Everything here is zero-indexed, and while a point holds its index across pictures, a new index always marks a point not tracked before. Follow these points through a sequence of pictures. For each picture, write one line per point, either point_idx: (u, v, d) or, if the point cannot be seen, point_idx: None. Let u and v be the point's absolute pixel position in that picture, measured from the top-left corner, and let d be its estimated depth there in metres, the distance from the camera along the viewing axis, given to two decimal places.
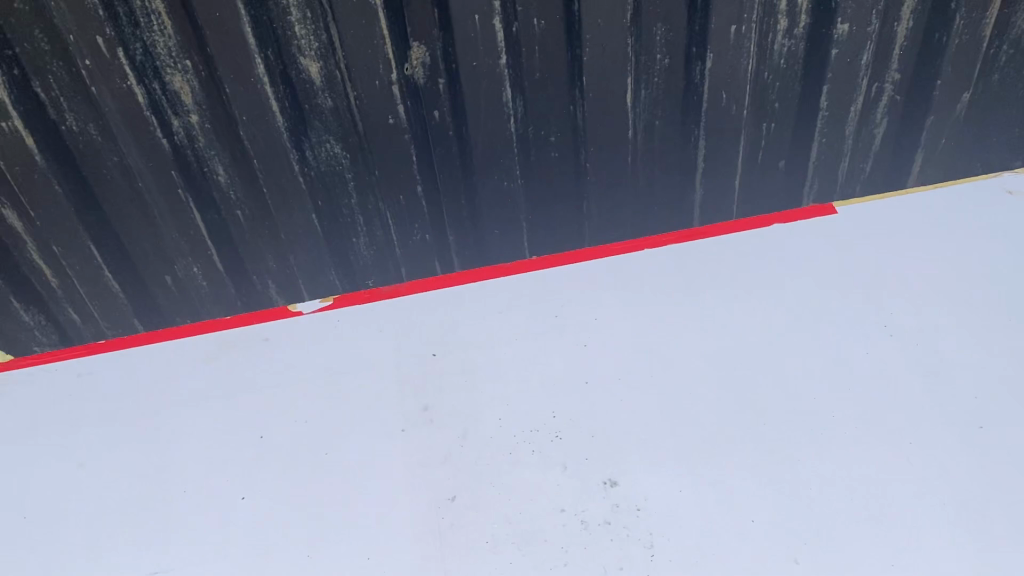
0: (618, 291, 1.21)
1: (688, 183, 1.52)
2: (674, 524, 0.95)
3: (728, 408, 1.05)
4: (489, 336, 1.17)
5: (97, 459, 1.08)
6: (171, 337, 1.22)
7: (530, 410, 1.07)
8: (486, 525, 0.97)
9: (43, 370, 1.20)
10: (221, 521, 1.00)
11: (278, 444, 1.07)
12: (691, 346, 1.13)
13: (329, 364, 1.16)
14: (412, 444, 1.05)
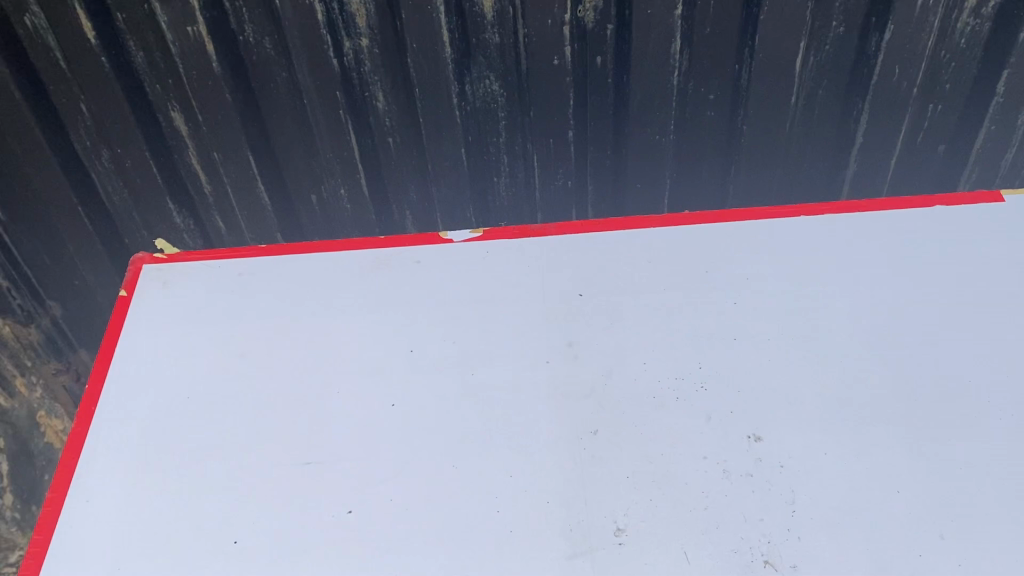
0: (770, 253, 1.20)
1: (844, 157, 1.54)
2: (817, 485, 0.95)
3: (877, 381, 1.04)
4: (636, 283, 1.18)
5: (256, 352, 1.13)
6: (326, 249, 1.27)
7: (676, 357, 1.08)
8: (627, 460, 0.98)
9: (206, 266, 1.26)
10: (372, 423, 1.04)
11: (428, 359, 1.11)
12: (843, 316, 1.12)
13: (477, 292, 1.18)
14: (557, 376, 1.07)
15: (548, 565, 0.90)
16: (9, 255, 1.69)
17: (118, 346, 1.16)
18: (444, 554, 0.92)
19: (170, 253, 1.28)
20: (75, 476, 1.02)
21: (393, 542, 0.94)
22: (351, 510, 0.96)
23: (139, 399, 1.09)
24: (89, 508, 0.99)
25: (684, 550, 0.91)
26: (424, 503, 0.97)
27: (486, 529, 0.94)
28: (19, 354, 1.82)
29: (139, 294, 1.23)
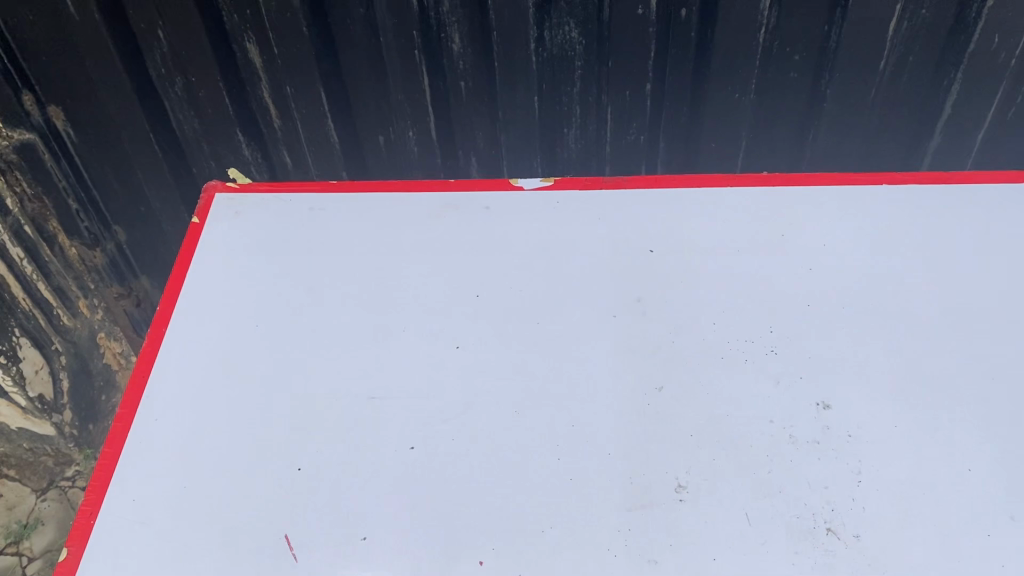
0: (849, 220, 1.17)
1: (927, 130, 1.51)
2: (885, 457, 0.93)
3: (954, 356, 1.02)
4: (709, 243, 1.15)
5: (324, 285, 1.14)
6: (396, 188, 1.26)
7: (747, 319, 1.06)
8: (692, 418, 0.97)
9: (277, 198, 1.27)
10: (436, 365, 1.04)
11: (494, 304, 1.10)
12: (922, 289, 1.09)
13: (546, 240, 1.17)
14: (624, 330, 1.06)
15: (607, 516, 0.90)
16: (78, 175, 1.71)
17: (189, 271, 1.17)
18: (503, 496, 0.93)
19: (242, 183, 1.29)
20: (145, 394, 1.04)
21: (453, 480, 0.94)
22: (413, 447, 0.97)
23: (206, 325, 1.11)
24: (157, 426, 1.01)
25: (745, 511, 0.90)
26: (485, 445, 0.97)
27: (546, 475, 0.94)
28: (83, 276, 1.85)
29: (211, 222, 1.24)
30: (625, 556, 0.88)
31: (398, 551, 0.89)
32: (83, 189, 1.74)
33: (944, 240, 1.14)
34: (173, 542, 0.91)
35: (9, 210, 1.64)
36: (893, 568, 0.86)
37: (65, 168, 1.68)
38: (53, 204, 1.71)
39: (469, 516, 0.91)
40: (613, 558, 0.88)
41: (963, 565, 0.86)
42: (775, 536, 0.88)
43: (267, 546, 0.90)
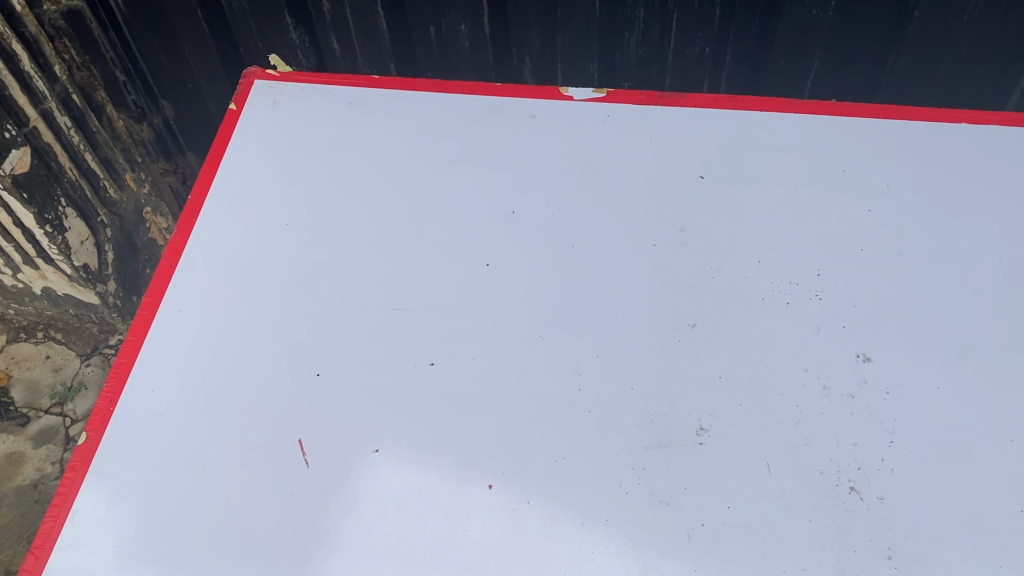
0: (920, 160, 1.09)
1: (1019, 66, 1.39)
2: (923, 419, 0.89)
3: (1013, 319, 0.95)
4: (765, 174, 1.08)
5: (359, 188, 1.11)
6: (440, 88, 1.20)
7: (795, 260, 1.01)
8: (722, 360, 0.94)
9: (318, 90, 1.22)
10: (464, 281, 1.02)
11: (528, 223, 1.06)
12: (988, 243, 1.01)
13: (591, 157, 1.12)
14: (663, 261, 1.02)
15: (623, 452, 0.89)
16: (127, 47, 1.68)
17: (222, 161, 1.15)
18: (520, 422, 0.91)
19: (282, 71, 1.24)
20: (171, 284, 1.04)
21: (471, 401, 0.93)
22: (434, 362, 0.96)
23: (236, 220, 1.09)
24: (181, 317, 1.01)
25: (766, 461, 0.87)
26: (507, 368, 0.95)
27: (565, 405, 0.92)
28: (131, 149, 1.83)
29: (249, 110, 1.20)
30: (636, 495, 0.86)
31: (409, 466, 0.89)
32: (130, 62, 1.70)
33: (1020, 189, 1.06)
34: (189, 436, 0.92)
35: (57, 77, 1.62)
36: (913, 534, 0.83)
37: (114, 39, 1.65)
38: (101, 74, 1.68)
39: (483, 438, 0.90)
40: (623, 495, 0.86)
41: (989, 539, 0.82)
42: (795, 490, 0.85)
43: (280, 448, 0.91)
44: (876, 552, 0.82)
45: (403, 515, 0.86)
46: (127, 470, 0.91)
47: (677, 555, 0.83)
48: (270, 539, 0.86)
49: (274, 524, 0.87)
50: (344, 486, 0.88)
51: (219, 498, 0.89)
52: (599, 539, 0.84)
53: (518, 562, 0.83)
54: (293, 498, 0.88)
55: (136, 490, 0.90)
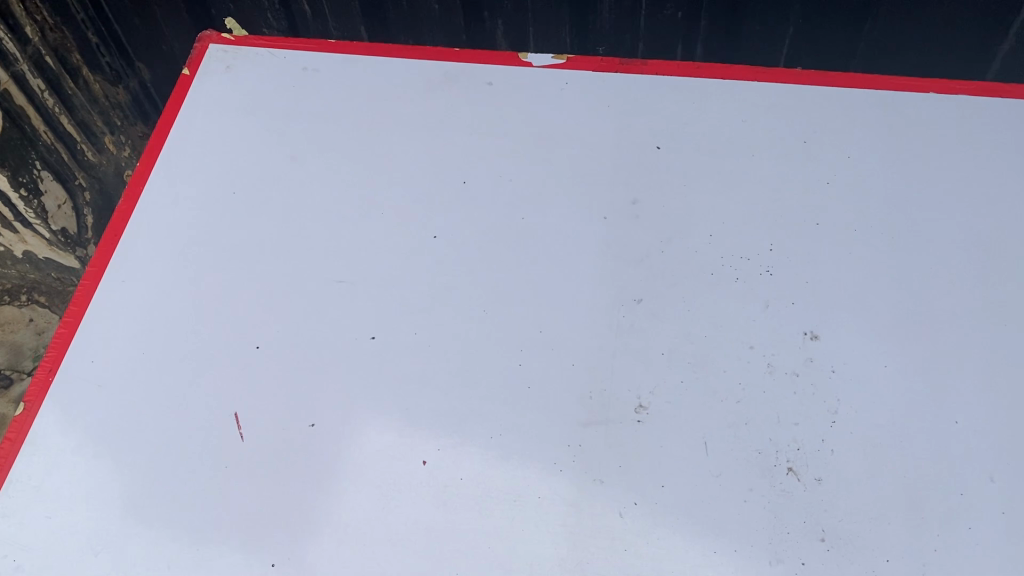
0: (886, 131, 1.05)
1: (998, 35, 1.36)
2: (868, 399, 0.87)
3: (968, 297, 0.93)
4: (724, 145, 1.05)
5: (309, 156, 1.09)
6: (396, 53, 1.17)
7: (747, 234, 0.98)
8: (667, 336, 0.92)
9: (272, 55, 1.19)
10: (409, 253, 1.00)
11: (478, 193, 1.04)
12: (948, 218, 0.98)
13: (547, 125, 1.08)
14: (613, 234, 0.99)
15: (560, 429, 0.87)
16: (98, 7, 1.66)
17: (173, 127, 1.12)
18: (458, 398, 0.90)
19: (237, 36, 1.21)
20: (115, 253, 1.02)
21: (410, 375, 0.91)
22: (374, 336, 0.94)
23: (183, 188, 1.07)
24: (123, 288, 1.00)
25: (704, 440, 0.85)
26: (448, 343, 0.93)
27: (504, 381, 0.90)
28: (108, 111, 1.80)
29: (202, 75, 1.17)
30: (570, 473, 0.85)
31: (345, 441, 0.88)
32: (105, 24, 1.69)
33: (986, 162, 1.02)
34: (125, 408, 0.92)
35: (28, 39, 1.59)
36: (849, 517, 0.81)
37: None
38: (73, 35, 1.65)
39: (420, 414, 0.89)
40: (558, 472, 0.85)
41: (927, 523, 0.81)
42: (731, 470, 0.84)
43: (216, 422, 0.90)
44: (810, 534, 0.81)
45: (336, 490, 0.86)
46: (62, 442, 0.90)
47: (608, 534, 0.82)
48: (203, 513, 0.86)
49: (207, 498, 0.86)
50: (279, 460, 0.88)
51: (152, 471, 0.88)
52: (531, 518, 0.83)
53: (449, 539, 0.83)
54: (227, 473, 0.87)
55: (71, 462, 0.89)
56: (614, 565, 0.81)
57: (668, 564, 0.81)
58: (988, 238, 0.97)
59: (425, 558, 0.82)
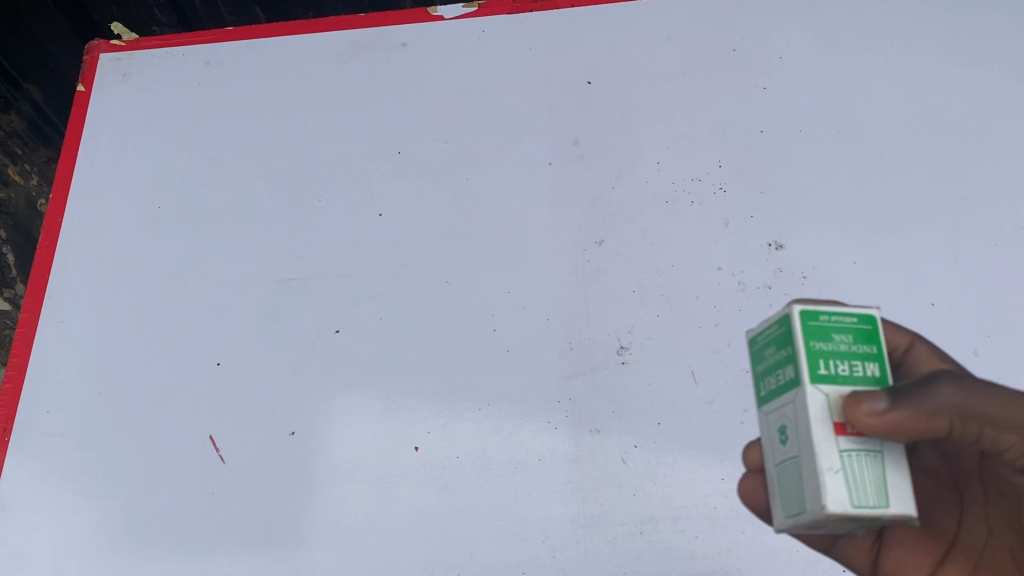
0: (813, 24, 1.03)
1: None
2: (843, 298, 0.87)
3: (922, 179, 0.93)
4: (654, 66, 1.02)
5: (230, 155, 1.03)
6: (300, 30, 1.11)
7: (695, 154, 0.96)
8: (635, 274, 0.90)
9: (169, 54, 1.11)
10: (357, 237, 0.95)
11: (416, 161, 0.99)
12: (889, 103, 0.97)
13: (473, 78, 1.04)
14: (560, 179, 0.96)
15: (546, 386, 0.85)
16: None
17: (79, 152, 1.06)
18: (437, 376, 0.87)
19: (128, 41, 1.13)
20: (47, 294, 0.97)
21: (383, 362, 0.88)
22: (338, 330, 0.90)
23: (104, 213, 1.01)
24: (64, 329, 0.94)
25: (691, 369, 0.84)
26: (415, 321, 0.90)
27: (480, 349, 0.88)
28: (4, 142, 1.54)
29: (99, 91, 1.10)
30: (565, 429, 0.83)
31: (330, 442, 0.85)
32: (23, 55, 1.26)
33: (916, 38, 1.01)
34: (93, 453, 0.87)
35: None
36: None
37: None
38: None
39: (401, 400, 0.86)
40: (554, 432, 0.83)
41: None
42: (724, 394, 0.83)
43: (192, 447, 0.86)
44: None
45: (331, 493, 0.83)
46: (35, 501, 0.86)
47: (614, 483, 0.81)
48: (198, 545, 0.82)
49: (199, 529, 0.83)
50: (265, 474, 0.84)
51: (137, 512, 0.84)
52: (535, 483, 0.82)
53: (454, 519, 0.81)
54: (214, 498, 0.84)
55: (47, 519, 0.85)
56: (626, 512, 0.80)
57: (679, 500, 0.80)
58: (931, 115, 0.96)
59: (436, 543, 0.80)
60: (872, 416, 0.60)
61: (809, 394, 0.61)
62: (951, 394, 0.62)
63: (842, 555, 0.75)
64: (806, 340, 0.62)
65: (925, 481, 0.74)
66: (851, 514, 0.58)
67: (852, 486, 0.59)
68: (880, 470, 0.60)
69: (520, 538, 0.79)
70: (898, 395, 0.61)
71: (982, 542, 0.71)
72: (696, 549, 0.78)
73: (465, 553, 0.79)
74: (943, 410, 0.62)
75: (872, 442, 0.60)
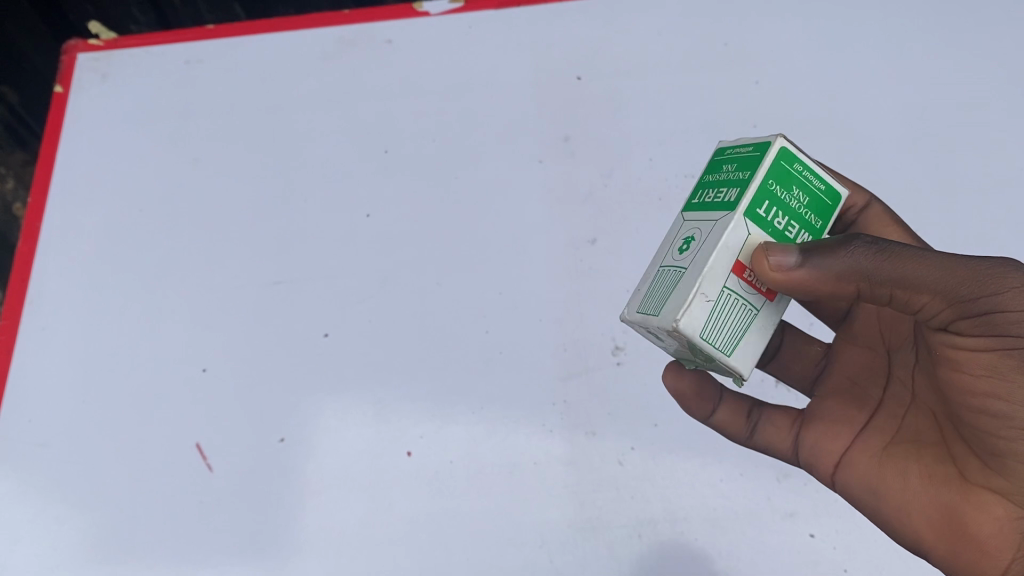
0: (803, 18, 1.02)
1: None
2: None
3: (914, 174, 0.92)
4: (644, 60, 1.01)
5: (214, 155, 1.01)
6: (283, 28, 1.08)
7: (688, 149, 0.95)
8: (629, 271, 0.88)
9: (149, 53, 1.09)
10: (345, 238, 0.94)
11: (404, 159, 0.98)
12: (881, 96, 0.97)
13: (461, 74, 1.02)
14: (552, 175, 0.95)
15: (541, 388, 0.83)
16: None
17: (58, 154, 1.03)
18: (429, 378, 0.85)
19: (106, 40, 1.10)
20: (26, 300, 0.94)
21: (373, 365, 0.87)
22: (327, 333, 0.88)
23: (85, 216, 0.99)
24: (45, 335, 0.92)
25: None
26: (406, 322, 0.88)
27: (473, 351, 0.86)
28: None
29: (77, 91, 1.07)
30: (561, 431, 0.82)
31: (320, 449, 0.83)
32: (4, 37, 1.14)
33: (906, 32, 1.00)
34: (77, 462, 0.85)
35: None
36: None
37: None
38: None
39: (393, 404, 0.84)
40: (550, 435, 0.82)
41: None
42: None
43: (179, 455, 0.84)
44: None
45: (322, 501, 0.81)
46: (17, 513, 0.83)
47: (612, 486, 0.79)
48: (187, 554, 0.80)
49: (189, 537, 0.81)
50: (255, 482, 0.82)
51: (123, 522, 0.82)
52: (532, 487, 0.80)
53: (450, 524, 0.79)
54: (204, 507, 0.82)
55: (31, 531, 0.82)
56: (625, 514, 0.78)
57: (679, 502, 0.79)
58: (923, 109, 0.96)
59: (433, 547, 0.78)
60: (778, 270, 0.56)
61: (731, 225, 0.56)
62: (864, 254, 0.56)
63: (763, 439, 0.76)
64: (767, 175, 0.57)
65: (861, 355, 0.73)
66: (695, 343, 0.56)
67: (715, 320, 0.56)
68: (742, 316, 0.58)
69: (518, 543, 0.78)
70: (809, 252, 0.56)
71: (906, 409, 0.68)
72: (697, 551, 0.77)
73: (461, 560, 0.78)
74: (852, 272, 0.56)
75: (755, 297, 0.58)
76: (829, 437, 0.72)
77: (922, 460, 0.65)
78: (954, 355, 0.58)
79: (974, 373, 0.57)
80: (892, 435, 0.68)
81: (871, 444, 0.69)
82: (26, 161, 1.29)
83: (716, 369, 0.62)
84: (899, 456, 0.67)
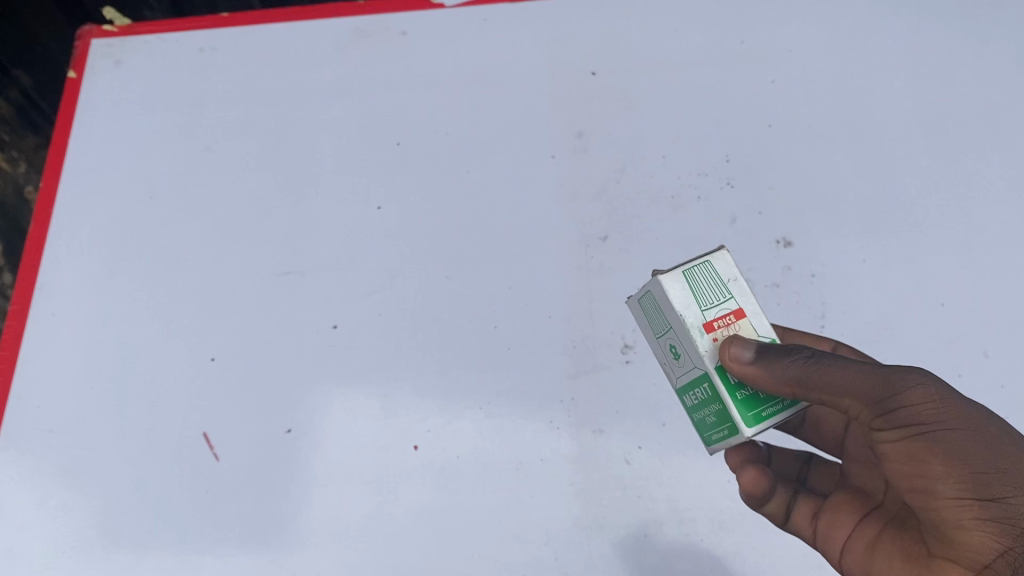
0: (821, 18, 1.01)
1: None
2: (849, 297, 0.85)
3: (929, 176, 0.91)
4: (658, 58, 1.00)
5: (226, 144, 1.01)
6: (298, 17, 1.08)
7: (702, 147, 0.94)
8: (639, 269, 0.88)
9: (163, 40, 1.09)
10: (356, 229, 0.93)
11: (416, 152, 0.97)
12: (897, 98, 0.96)
13: (475, 67, 1.02)
14: (563, 172, 0.94)
15: (549, 385, 0.83)
16: None
17: (70, 140, 1.03)
18: (436, 373, 0.85)
19: (121, 26, 1.10)
20: (37, 286, 0.94)
21: (382, 358, 0.86)
22: (336, 325, 0.88)
23: (97, 202, 0.99)
24: (55, 322, 0.92)
25: None
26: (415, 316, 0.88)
27: (483, 345, 0.86)
28: None
29: (90, 78, 1.07)
30: (568, 429, 0.81)
31: (327, 441, 0.83)
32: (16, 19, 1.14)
33: (923, 33, 1.00)
34: (84, 450, 0.85)
35: None
36: None
37: None
38: None
39: (402, 398, 0.84)
40: (557, 432, 0.81)
41: None
42: None
43: (187, 444, 0.84)
44: None
45: (328, 493, 0.81)
46: (24, 499, 0.83)
47: (619, 485, 0.79)
48: (193, 544, 0.80)
49: (195, 527, 0.81)
50: (262, 471, 0.82)
51: (129, 509, 0.82)
52: (538, 486, 0.79)
53: (456, 519, 0.79)
54: (210, 497, 0.82)
55: (37, 518, 0.82)
56: (631, 514, 0.78)
57: (685, 503, 0.78)
58: (940, 111, 0.95)
59: (436, 543, 0.78)
60: (739, 363, 0.58)
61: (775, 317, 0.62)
62: (803, 363, 0.57)
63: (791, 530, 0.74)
64: None
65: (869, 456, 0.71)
66: (712, 253, 0.63)
67: (725, 275, 0.62)
68: (693, 300, 0.61)
69: (523, 540, 0.77)
70: (767, 348, 0.57)
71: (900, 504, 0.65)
72: (703, 552, 0.76)
73: (465, 556, 0.77)
74: (794, 377, 0.57)
75: (709, 310, 0.61)
76: (833, 527, 0.71)
77: (904, 547, 0.63)
78: (886, 453, 0.58)
79: (902, 467, 0.57)
80: (885, 524, 0.66)
81: (867, 532, 0.67)
82: (38, 146, 1.35)
83: (647, 301, 0.65)
84: (885, 542, 0.65)
